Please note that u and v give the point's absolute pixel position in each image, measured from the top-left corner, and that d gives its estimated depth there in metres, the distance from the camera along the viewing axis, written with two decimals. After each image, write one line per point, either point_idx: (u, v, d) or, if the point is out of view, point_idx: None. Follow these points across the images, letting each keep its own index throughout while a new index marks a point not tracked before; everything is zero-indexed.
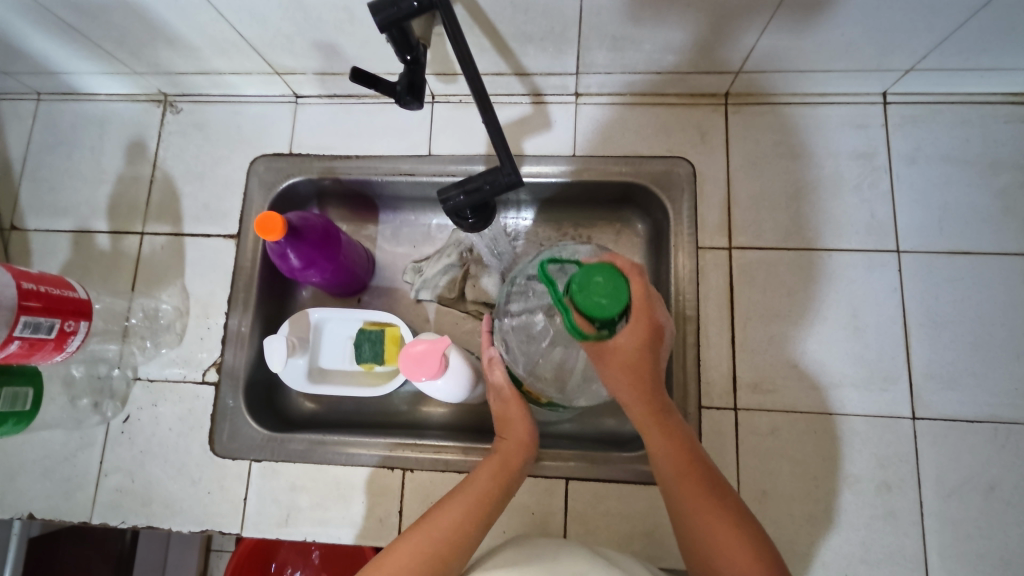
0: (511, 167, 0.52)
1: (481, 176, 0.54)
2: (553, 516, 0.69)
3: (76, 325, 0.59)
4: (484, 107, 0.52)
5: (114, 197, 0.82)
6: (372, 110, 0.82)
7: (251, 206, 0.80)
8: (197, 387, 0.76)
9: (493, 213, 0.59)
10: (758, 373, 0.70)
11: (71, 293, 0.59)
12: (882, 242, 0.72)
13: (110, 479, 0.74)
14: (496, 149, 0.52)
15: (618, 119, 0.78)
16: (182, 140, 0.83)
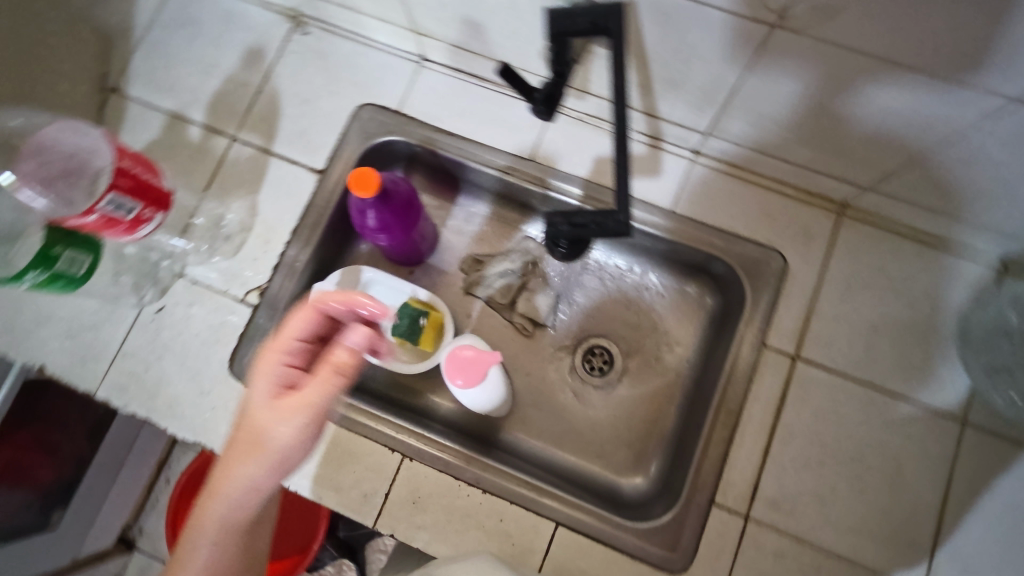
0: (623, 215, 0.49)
1: (590, 215, 0.52)
2: (531, 554, 0.67)
3: (153, 214, 0.59)
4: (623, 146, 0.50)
5: (218, 95, 0.82)
6: (489, 97, 0.80)
7: (343, 149, 0.79)
8: (235, 304, 0.75)
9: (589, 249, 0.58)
10: (781, 491, 0.67)
11: (157, 181, 0.59)
12: (950, 405, 0.69)
13: (125, 361, 0.74)
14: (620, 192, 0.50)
15: (725, 191, 0.76)
16: (299, 62, 0.82)
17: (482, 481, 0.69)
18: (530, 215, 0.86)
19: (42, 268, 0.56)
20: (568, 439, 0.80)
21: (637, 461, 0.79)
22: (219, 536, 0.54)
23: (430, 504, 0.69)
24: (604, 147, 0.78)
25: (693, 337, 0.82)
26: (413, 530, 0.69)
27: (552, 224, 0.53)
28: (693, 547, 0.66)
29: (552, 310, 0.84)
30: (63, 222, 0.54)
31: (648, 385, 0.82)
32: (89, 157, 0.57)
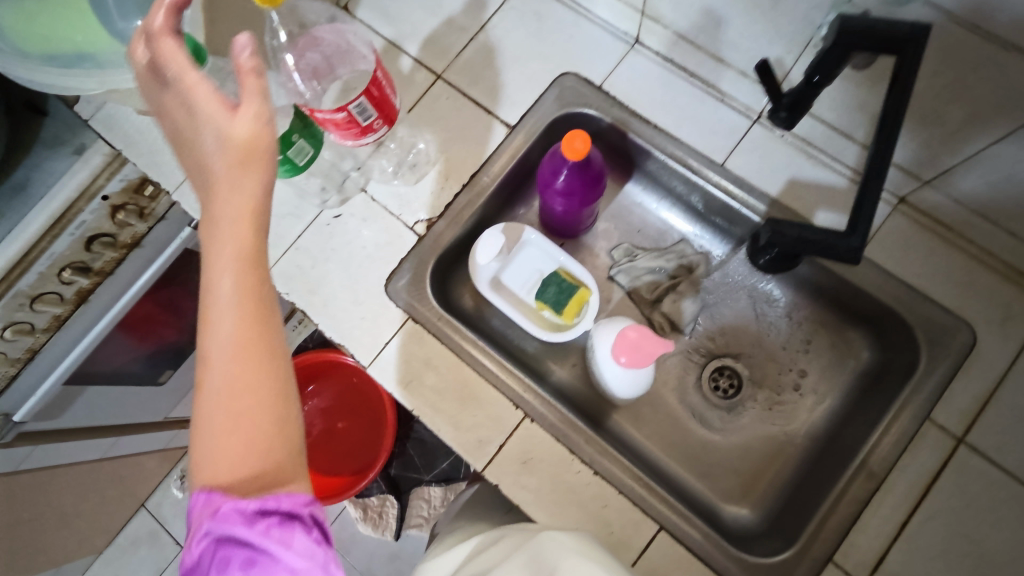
0: (858, 242, 0.48)
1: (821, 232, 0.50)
2: (627, 549, 0.67)
3: (380, 126, 0.63)
4: (875, 169, 0.49)
5: (433, 33, 0.85)
6: (695, 93, 0.79)
7: (538, 110, 0.81)
8: (404, 230, 0.79)
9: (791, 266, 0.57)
10: (905, 572, 0.63)
11: (392, 99, 0.63)
12: None
13: (296, 254, 0.79)
14: (856, 215, 0.49)
15: (924, 249, 0.70)
16: (516, 17, 0.84)
17: (595, 463, 0.69)
18: (695, 220, 0.84)
19: (279, 149, 0.59)
20: (678, 451, 0.79)
21: (746, 492, 0.76)
22: (227, 325, 0.44)
23: (539, 468, 0.70)
24: (803, 170, 0.75)
25: (836, 388, 0.78)
26: (516, 489, 0.70)
27: (776, 231, 0.52)
28: None
29: (694, 319, 0.82)
30: (313, 112, 0.60)
31: (774, 423, 0.78)
32: (352, 61, 0.66)
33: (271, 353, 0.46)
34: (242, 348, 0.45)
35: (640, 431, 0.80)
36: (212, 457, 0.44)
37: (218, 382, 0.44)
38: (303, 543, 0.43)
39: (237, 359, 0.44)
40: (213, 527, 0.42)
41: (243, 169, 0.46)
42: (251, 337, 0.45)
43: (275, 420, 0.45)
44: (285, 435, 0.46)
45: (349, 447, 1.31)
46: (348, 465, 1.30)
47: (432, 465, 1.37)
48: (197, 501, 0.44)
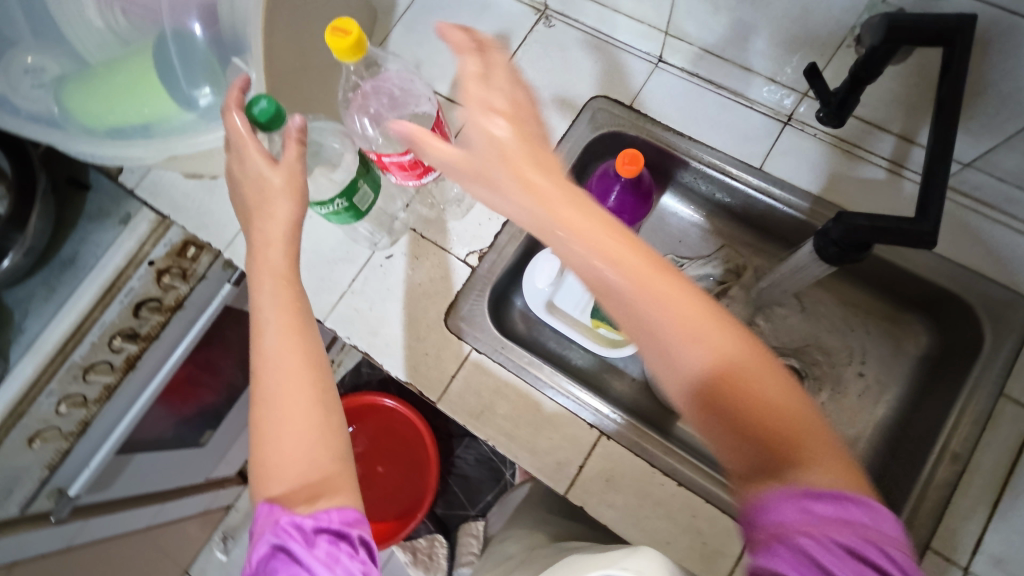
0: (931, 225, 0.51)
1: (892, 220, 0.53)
2: (721, 557, 0.67)
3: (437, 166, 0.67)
4: (940, 159, 0.52)
5: (463, 72, 0.89)
6: (723, 103, 0.82)
7: (574, 134, 0.84)
8: (457, 262, 0.81)
9: (860, 258, 0.59)
10: (1008, 549, 0.63)
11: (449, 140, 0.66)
12: None
13: (353, 298, 0.81)
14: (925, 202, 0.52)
15: (972, 228, 0.72)
16: (541, 51, 0.88)
17: (678, 474, 0.69)
18: (735, 225, 0.87)
19: (346, 199, 0.61)
20: None
21: None
22: (277, 339, 0.49)
23: (623, 485, 0.70)
24: (839, 166, 0.77)
25: (898, 374, 0.78)
26: (603, 507, 0.70)
27: (847, 223, 0.55)
28: None
29: (747, 321, 0.83)
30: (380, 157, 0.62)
31: (844, 416, 0.78)
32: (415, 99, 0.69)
33: (314, 366, 0.50)
34: (293, 368, 0.49)
35: None
36: (271, 466, 0.47)
37: (268, 399, 0.49)
38: (347, 565, 0.43)
39: (288, 367, 0.49)
40: (273, 538, 0.43)
41: (275, 203, 0.51)
42: (301, 353, 0.50)
43: (320, 429, 0.49)
44: (329, 443, 0.49)
45: (390, 490, 1.31)
46: (390, 509, 1.29)
47: (479, 499, 1.36)
48: (259, 513, 0.46)
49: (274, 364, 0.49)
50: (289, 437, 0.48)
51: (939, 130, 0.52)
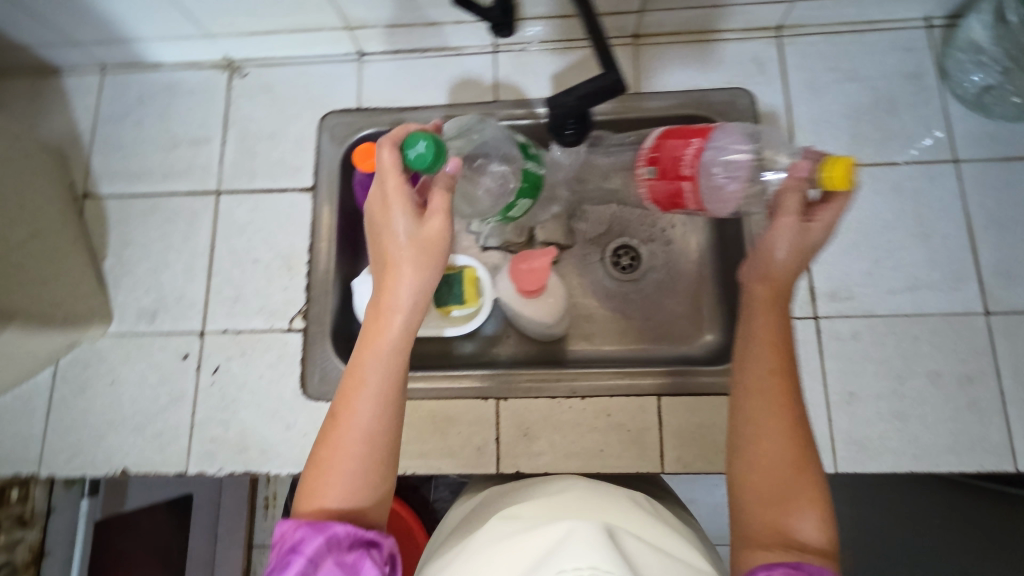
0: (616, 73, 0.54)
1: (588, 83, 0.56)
2: (649, 432, 0.70)
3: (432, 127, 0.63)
4: (591, 21, 0.56)
5: (186, 160, 0.83)
6: (436, 63, 0.84)
7: (324, 159, 0.82)
8: (285, 335, 0.77)
9: (589, 128, 0.63)
10: (836, 282, 0.72)
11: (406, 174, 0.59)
12: (939, 153, 0.75)
13: (204, 429, 0.75)
14: (602, 55, 0.55)
15: (678, 58, 0.81)
16: (250, 103, 0.85)
17: (578, 389, 0.72)
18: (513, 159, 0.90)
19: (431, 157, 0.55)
20: (631, 335, 0.84)
21: (699, 323, 0.83)
22: (373, 402, 0.50)
23: (540, 430, 0.71)
24: (556, 64, 0.83)
25: None
26: (535, 459, 0.71)
27: (557, 103, 0.58)
28: None
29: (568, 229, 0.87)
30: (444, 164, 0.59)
31: (678, 261, 0.86)
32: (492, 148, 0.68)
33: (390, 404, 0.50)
34: (383, 394, 0.50)
35: (598, 343, 0.84)
36: (339, 493, 0.48)
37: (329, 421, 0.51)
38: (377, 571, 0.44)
39: (381, 434, 0.50)
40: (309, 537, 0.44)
41: (377, 319, 0.53)
42: (367, 379, 0.50)
43: (383, 458, 0.49)
44: (386, 481, 0.50)
45: None
46: None
47: None
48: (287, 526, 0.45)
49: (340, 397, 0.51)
50: (322, 472, 0.48)
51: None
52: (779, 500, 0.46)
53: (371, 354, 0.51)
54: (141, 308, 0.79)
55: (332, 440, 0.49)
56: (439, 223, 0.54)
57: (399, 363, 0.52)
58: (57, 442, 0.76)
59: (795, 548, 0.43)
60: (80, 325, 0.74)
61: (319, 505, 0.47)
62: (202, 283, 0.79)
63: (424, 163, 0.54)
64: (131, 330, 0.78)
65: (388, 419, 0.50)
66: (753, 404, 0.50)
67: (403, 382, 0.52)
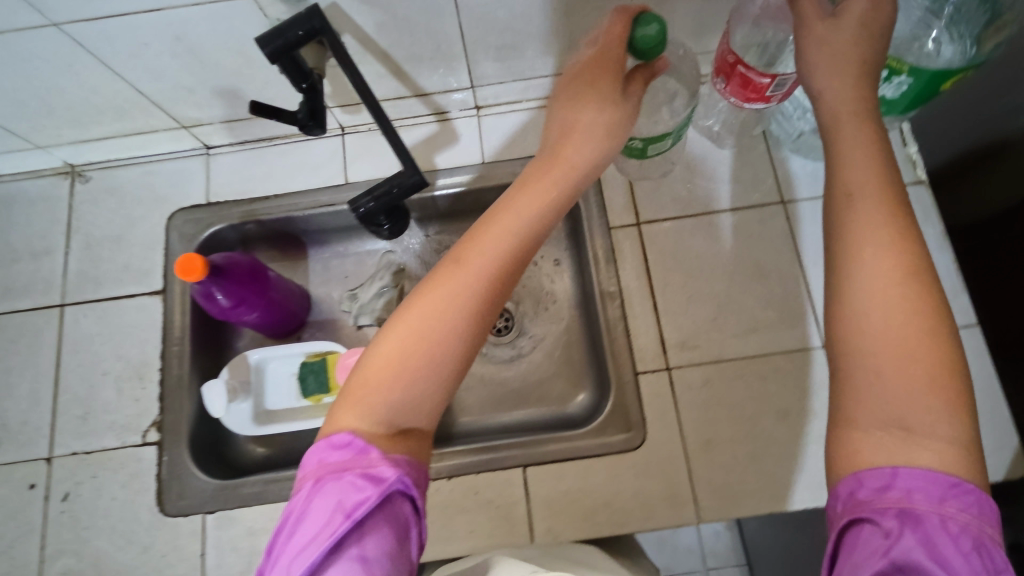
0: (414, 172, 0.56)
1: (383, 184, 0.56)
2: (517, 506, 0.69)
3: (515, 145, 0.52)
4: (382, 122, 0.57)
5: (29, 275, 0.80)
6: (283, 151, 0.84)
7: (173, 260, 0.80)
8: (138, 449, 0.73)
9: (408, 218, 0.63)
10: (683, 332, 0.74)
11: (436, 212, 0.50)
12: (768, 196, 0.78)
13: (56, 563, 0.70)
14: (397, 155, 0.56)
15: (519, 126, 0.83)
16: (94, 208, 0.82)
17: (443, 469, 0.71)
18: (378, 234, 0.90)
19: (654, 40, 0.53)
20: (510, 398, 0.83)
21: (574, 381, 0.83)
22: (459, 309, 0.47)
23: None
24: (402, 141, 0.84)
25: (560, 255, 0.88)
26: None
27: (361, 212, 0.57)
28: (643, 416, 0.71)
29: None
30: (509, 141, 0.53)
31: (549, 318, 0.86)
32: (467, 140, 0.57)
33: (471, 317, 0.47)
34: (466, 312, 0.47)
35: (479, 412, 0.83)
36: (401, 408, 0.45)
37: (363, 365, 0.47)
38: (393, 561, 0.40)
39: (466, 330, 0.47)
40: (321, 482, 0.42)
41: (527, 188, 0.51)
42: (412, 326, 0.46)
43: (467, 351, 0.47)
44: (447, 394, 0.47)
45: None
46: None
47: None
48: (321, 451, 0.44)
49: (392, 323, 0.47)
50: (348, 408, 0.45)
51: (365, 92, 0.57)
52: (898, 406, 0.39)
53: (465, 260, 0.48)
54: None
55: (393, 341, 0.46)
56: (609, 115, 0.53)
57: (536, 228, 0.50)
58: None
59: (898, 429, 0.39)
60: None
61: (334, 427, 0.45)
62: (48, 404, 0.75)
63: (649, 46, 0.51)
64: None
65: (421, 387, 0.46)
66: (857, 236, 0.43)
67: (464, 344, 0.47)
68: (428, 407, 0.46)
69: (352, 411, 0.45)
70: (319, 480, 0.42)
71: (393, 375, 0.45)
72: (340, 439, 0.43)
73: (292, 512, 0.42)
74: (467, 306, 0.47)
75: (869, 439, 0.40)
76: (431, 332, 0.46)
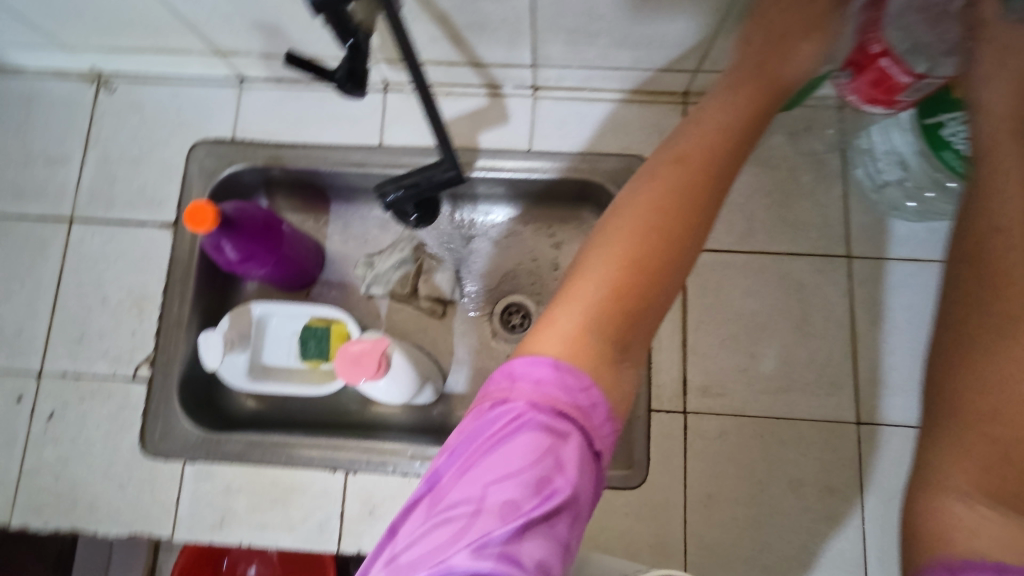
0: (449, 163, 0.50)
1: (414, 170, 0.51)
2: None
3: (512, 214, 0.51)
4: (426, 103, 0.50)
5: (41, 181, 0.76)
6: (320, 97, 0.78)
7: (189, 194, 0.75)
8: (128, 384, 0.72)
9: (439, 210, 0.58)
10: (708, 376, 0.69)
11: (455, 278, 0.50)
12: (832, 246, 0.71)
13: (32, 480, 0.70)
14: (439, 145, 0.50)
15: (576, 117, 0.76)
16: (116, 122, 0.78)
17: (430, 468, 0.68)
18: None
19: None
20: None
21: None
22: (648, 244, 0.43)
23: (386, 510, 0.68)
24: (449, 110, 0.77)
25: None
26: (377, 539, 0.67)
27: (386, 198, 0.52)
28: (646, 456, 0.67)
29: (455, 285, 0.82)
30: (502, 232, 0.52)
31: None
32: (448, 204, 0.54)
33: (686, 246, 0.44)
34: (660, 241, 0.43)
35: None
36: (562, 342, 0.41)
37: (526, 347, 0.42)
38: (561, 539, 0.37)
39: (664, 267, 0.43)
40: (531, 408, 0.39)
41: (739, 102, 0.49)
42: (579, 294, 0.43)
43: (667, 294, 0.44)
44: (643, 335, 0.44)
45: None
46: None
47: None
48: (522, 385, 0.40)
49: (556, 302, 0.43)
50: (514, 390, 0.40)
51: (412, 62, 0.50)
52: (992, 467, 0.36)
53: (667, 178, 0.45)
54: None
55: (602, 279, 0.43)
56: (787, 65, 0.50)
57: (732, 156, 0.47)
58: None
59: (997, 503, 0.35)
60: None
61: (538, 352, 0.41)
62: (45, 319, 0.73)
63: None
64: None
65: (605, 320, 0.42)
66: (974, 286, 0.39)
67: (687, 260, 0.45)
68: (614, 343, 0.42)
69: (553, 340, 0.42)
70: (523, 409, 0.39)
71: (604, 305, 0.42)
72: (523, 370, 0.41)
73: (461, 451, 0.40)
74: (687, 229, 0.44)
75: (966, 513, 0.35)
76: (631, 264, 0.43)
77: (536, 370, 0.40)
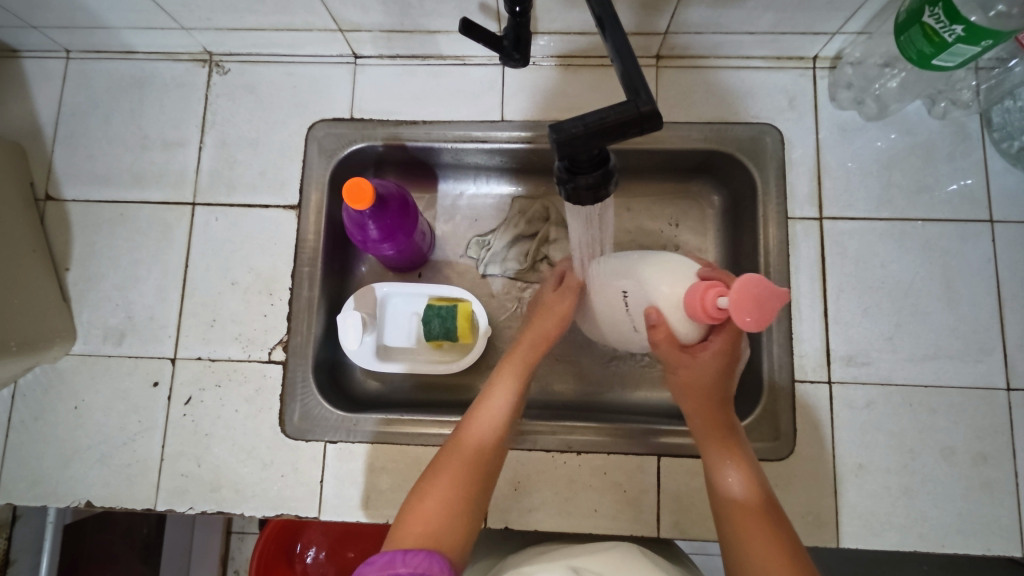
0: (645, 96, 0.40)
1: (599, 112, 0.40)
2: (645, 495, 0.67)
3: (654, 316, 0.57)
4: (618, 51, 0.43)
5: (158, 166, 0.76)
6: (437, 73, 0.77)
7: (311, 175, 0.75)
8: (263, 366, 0.72)
9: (598, 197, 0.45)
10: (852, 345, 0.68)
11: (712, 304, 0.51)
12: (975, 212, 0.70)
13: (174, 465, 0.70)
14: (631, 84, 0.41)
15: (701, 84, 0.74)
16: (231, 104, 0.77)
17: (574, 444, 0.68)
18: (517, 178, 0.82)
19: None
20: (633, 376, 0.77)
21: None
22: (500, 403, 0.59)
23: (533, 485, 0.68)
24: (569, 82, 0.76)
25: (712, 232, 0.79)
26: (526, 516, 0.68)
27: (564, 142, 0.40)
28: (793, 427, 0.67)
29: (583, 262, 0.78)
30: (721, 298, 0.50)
31: None
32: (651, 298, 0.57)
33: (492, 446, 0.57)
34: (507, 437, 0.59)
35: (603, 383, 0.77)
36: (417, 511, 0.52)
37: (466, 415, 0.59)
38: None
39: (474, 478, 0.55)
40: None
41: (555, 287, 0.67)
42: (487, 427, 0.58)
43: (460, 511, 0.53)
44: (462, 529, 0.52)
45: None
46: None
47: None
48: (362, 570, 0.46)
49: (458, 438, 0.57)
50: (479, 425, 0.58)
51: (614, 39, 0.44)
52: None
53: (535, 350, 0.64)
54: (108, 328, 0.73)
55: (446, 468, 0.55)
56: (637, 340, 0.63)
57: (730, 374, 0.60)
58: (16, 470, 0.71)
59: None
60: (39, 349, 0.68)
61: (423, 489, 0.53)
62: (175, 305, 0.73)
63: None
64: (96, 350, 0.72)
65: (449, 506, 0.52)
66: None
67: (500, 442, 0.58)
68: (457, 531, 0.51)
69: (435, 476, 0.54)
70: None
71: (457, 471, 0.55)
72: (374, 558, 0.46)
73: None
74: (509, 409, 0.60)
75: None
76: (478, 430, 0.58)
77: (386, 555, 0.46)
